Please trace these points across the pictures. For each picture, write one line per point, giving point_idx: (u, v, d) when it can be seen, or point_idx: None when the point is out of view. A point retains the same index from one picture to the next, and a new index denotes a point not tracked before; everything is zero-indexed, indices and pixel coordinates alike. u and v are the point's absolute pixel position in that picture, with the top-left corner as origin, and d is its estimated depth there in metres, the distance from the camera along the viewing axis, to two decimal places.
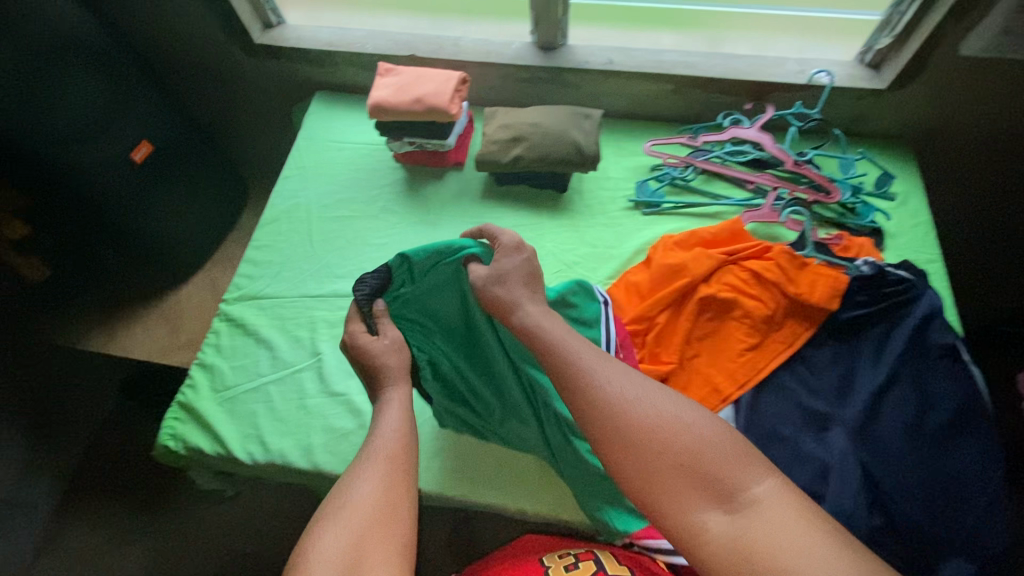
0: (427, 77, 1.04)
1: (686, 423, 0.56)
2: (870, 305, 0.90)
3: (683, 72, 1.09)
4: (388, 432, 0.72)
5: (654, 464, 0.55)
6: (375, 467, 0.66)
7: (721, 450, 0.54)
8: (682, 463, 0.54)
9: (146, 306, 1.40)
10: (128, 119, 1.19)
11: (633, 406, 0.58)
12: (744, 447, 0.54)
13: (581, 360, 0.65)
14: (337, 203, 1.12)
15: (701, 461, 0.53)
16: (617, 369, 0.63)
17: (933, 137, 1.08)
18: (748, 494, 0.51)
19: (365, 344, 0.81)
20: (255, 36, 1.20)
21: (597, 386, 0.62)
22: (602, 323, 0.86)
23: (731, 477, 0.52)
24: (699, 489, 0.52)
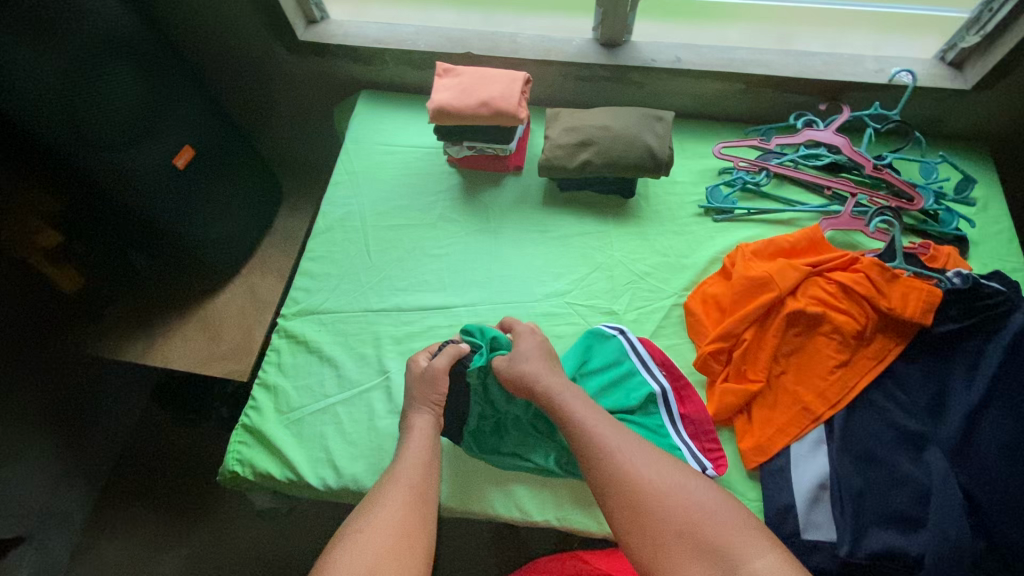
0: (491, 77, 0.99)
1: (693, 493, 0.66)
2: (962, 319, 0.86)
3: (757, 70, 1.04)
4: (413, 461, 0.77)
5: (657, 526, 0.64)
6: (399, 495, 0.72)
7: (719, 519, 0.64)
8: (683, 529, 0.63)
9: (180, 314, 1.34)
10: (170, 122, 1.13)
11: (647, 473, 0.68)
12: (745, 524, 0.64)
13: (596, 430, 0.74)
14: (392, 210, 1.08)
15: (701, 529, 0.63)
16: (632, 442, 0.72)
17: (1012, 138, 1.05)
18: (747, 562, 0.59)
19: (413, 367, 0.87)
20: (299, 33, 1.16)
21: (610, 454, 0.71)
22: (630, 354, 0.89)
23: (730, 545, 0.61)
24: (697, 553, 0.62)
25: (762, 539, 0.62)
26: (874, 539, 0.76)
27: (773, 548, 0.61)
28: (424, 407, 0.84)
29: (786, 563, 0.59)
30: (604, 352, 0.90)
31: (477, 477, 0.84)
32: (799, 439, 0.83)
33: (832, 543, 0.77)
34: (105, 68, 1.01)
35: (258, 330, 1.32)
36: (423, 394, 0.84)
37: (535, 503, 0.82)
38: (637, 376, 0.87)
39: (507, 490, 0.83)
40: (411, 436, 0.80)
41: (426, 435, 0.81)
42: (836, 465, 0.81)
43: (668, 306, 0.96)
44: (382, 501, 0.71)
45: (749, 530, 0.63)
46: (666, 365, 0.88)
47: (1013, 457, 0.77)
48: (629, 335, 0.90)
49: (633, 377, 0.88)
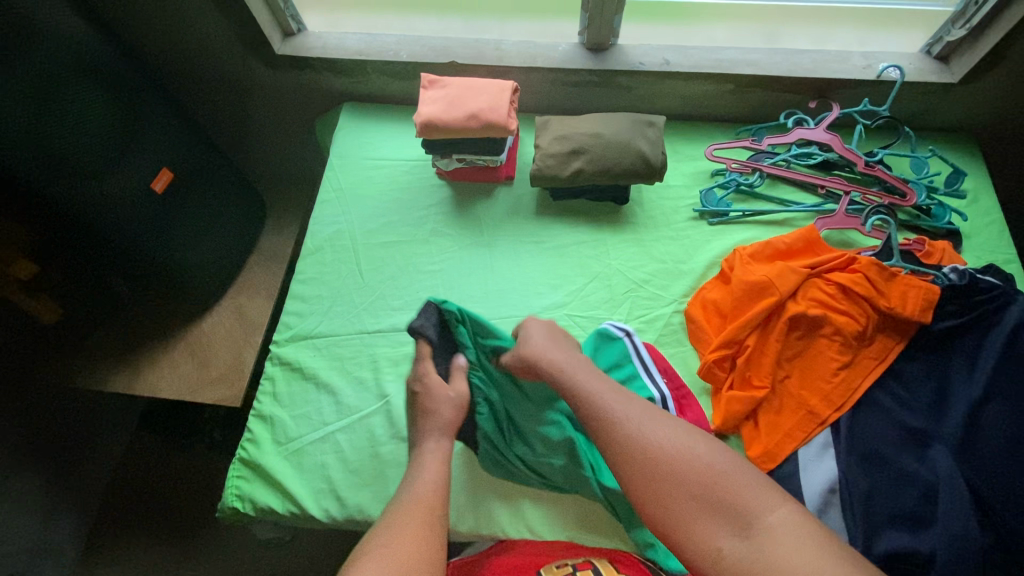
0: (478, 88, 0.96)
1: (702, 454, 0.62)
2: (961, 315, 0.86)
3: (745, 71, 1.03)
4: (428, 477, 0.73)
5: (671, 492, 0.60)
6: (414, 514, 0.66)
7: (731, 478, 0.60)
8: (698, 491, 0.59)
9: (168, 340, 1.31)
10: (146, 146, 1.09)
11: (654, 439, 0.64)
12: (760, 481, 0.60)
13: (603, 401, 0.70)
14: (382, 226, 1.05)
15: (714, 488, 0.59)
16: (640, 410, 0.68)
17: (998, 128, 1.05)
18: (762, 519, 0.56)
19: (434, 387, 0.83)
20: (276, 47, 1.12)
21: (616, 424, 0.67)
22: (634, 356, 0.88)
23: (746, 504, 0.58)
24: (713, 515, 0.58)
25: (777, 493, 0.59)
26: (887, 541, 0.75)
27: (785, 501, 0.58)
28: (445, 433, 0.80)
29: (802, 518, 0.56)
30: (611, 353, 0.89)
31: (485, 497, 0.83)
32: (806, 443, 0.83)
33: None
34: (71, 94, 0.96)
35: (249, 354, 1.28)
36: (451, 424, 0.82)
37: (547, 520, 0.81)
38: (638, 379, 0.86)
39: (515, 508, 0.82)
40: (420, 463, 0.76)
41: (437, 460, 0.76)
42: (845, 469, 0.80)
43: (668, 313, 0.95)
44: (396, 521, 0.65)
45: (763, 485, 0.59)
46: (669, 372, 0.87)
47: (1018, 451, 0.77)
48: (636, 339, 0.89)
49: (634, 380, 0.87)
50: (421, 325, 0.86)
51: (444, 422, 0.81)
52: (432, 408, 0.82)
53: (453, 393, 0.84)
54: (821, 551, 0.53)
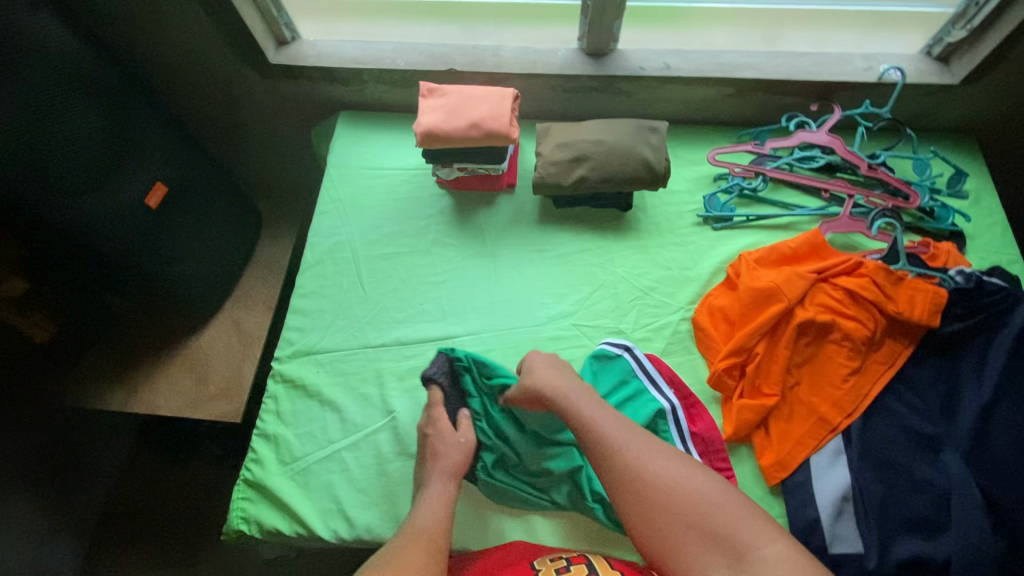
0: (478, 97, 0.95)
1: (698, 486, 0.66)
2: (968, 318, 0.86)
3: (747, 74, 1.02)
4: (430, 509, 0.75)
5: (668, 524, 0.64)
6: (416, 549, 0.68)
7: (726, 510, 0.64)
8: (694, 523, 0.64)
9: (164, 355, 1.28)
10: (138, 159, 1.07)
11: (653, 470, 0.68)
12: (751, 510, 0.64)
13: (606, 432, 0.72)
14: (383, 237, 1.03)
15: (710, 520, 0.63)
16: (639, 438, 0.71)
17: (998, 128, 1.06)
18: (753, 552, 0.60)
19: (441, 432, 0.82)
20: (270, 56, 1.10)
21: (619, 456, 0.69)
22: (637, 371, 0.88)
23: (738, 537, 0.62)
24: (709, 545, 0.62)
25: (768, 525, 0.63)
26: (900, 548, 0.75)
27: (777, 536, 0.61)
28: (450, 476, 0.79)
29: (793, 553, 0.60)
30: (614, 372, 0.88)
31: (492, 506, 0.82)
32: (817, 450, 0.83)
33: (860, 555, 0.76)
34: (61, 107, 0.93)
35: (248, 367, 1.26)
36: (458, 469, 0.80)
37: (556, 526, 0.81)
38: (646, 393, 0.86)
39: (524, 516, 0.81)
40: (420, 497, 0.77)
41: (438, 494, 0.77)
42: (858, 476, 0.80)
43: (675, 321, 0.94)
44: (398, 555, 0.67)
45: (755, 518, 0.63)
46: (675, 380, 0.87)
47: None
48: (637, 352, 0.89)
49: (642, 395, 0.86)
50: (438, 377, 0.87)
51: (452, 465, 0.80)
52: (440, 450, 0.81)
53: (463, 438, 0.84)
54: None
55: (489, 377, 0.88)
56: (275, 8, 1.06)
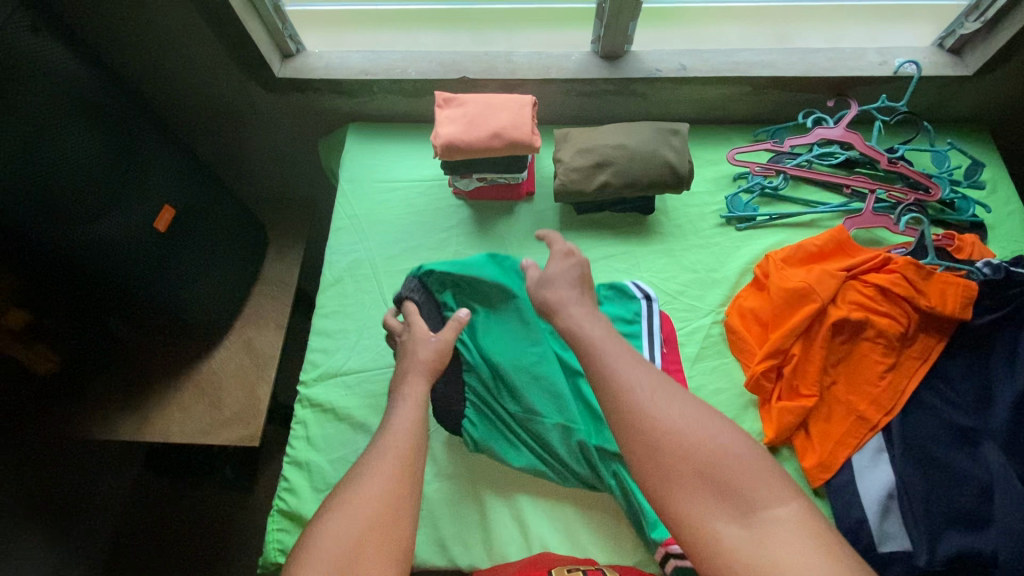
0: (497, 105, 0.93)
1: (713, 436, 0.59)
2: (998, 309, 0.86)
3: (763, 72, 1.01)
4: (406, 420, 0.69)
5: (676, 467, 0.57)
6: (385, 468, 0.62)
7: (739, 462, 0.57)
8: (702, 470, 0.56)
9: (174, 381, 1.24)
10: (145, 181, 1.03)
11: (664, 413, 0.60)
12: (769, 470, 0.56)
13: (614, 363, 0.66)
14: (402, 252, 1.01)
15: (720, 472, 0.56)
16: (655, 380, 0.64)
17: (1009, 116, 1.07)
18: (764, 511, 0.53)
19: (416, 329, 0.82)
20: (276, 70, 1.07)
21: (627, 389, 0.63)
22: (642, 319, 0.91)
23: (750, 492, 0.54)
24: (717, 498, 0.55)
25: (785, 486, 0.55)
26: (948, 543, 0.75)
27: (790, 498, 0.54)
28: (422, 373, 0.77)
29: (804, 517, 0.53)
30: (623, 310, 0.92)
31: (536, 525, 0.79)
32: (859, 449, 0.82)
33: (909, 552, 0.76)
34: (63, 133, 0.89)
35: (263, 389, 1.23)
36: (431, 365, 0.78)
37: (603, 541, 0.78)
38: (637, 340, 0.89)
39: (569, 532, 0.79)
40: (399, 404, 0.72)
41: (415, 400, 0.73)
42: (900, 473, 0.79)
43: (706, 324, 0.93)
44: (367, 477, 0.61)
45: (770, 471, 0.56)
46: (668, 341, 0.91)
47: None
48: (652, 303, 0.91)
49: (633, 340, 0.90)
50: (415, 296, 0.89)
51: (427, 364, 0.78)
52: (412, 348, 0.80)
53: (436, 337, 0.81)
54: (816, 553, 0.50)
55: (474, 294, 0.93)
56: (280, 21, 1.04)
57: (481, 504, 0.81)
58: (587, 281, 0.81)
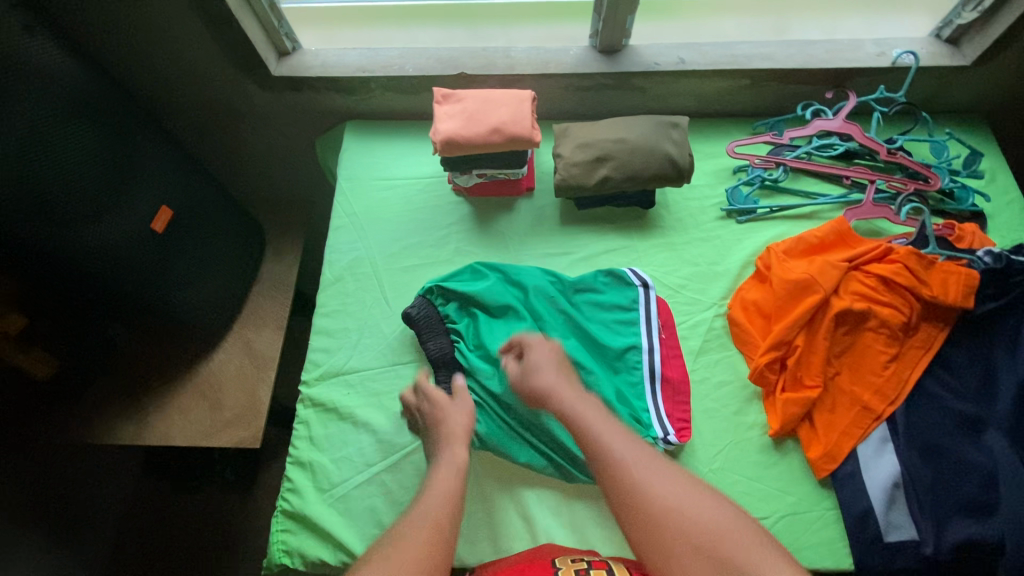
0: (496, 100, 0.93)
1: (707, 514, 0.61)
2: (999, 298, 0.86)
3: (762, 65, 1.01)
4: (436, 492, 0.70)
5: (674, 545, 0.59)
6: (413, 539, 0.63)
7: (735, 538, 0.59)
8: (698, 544, 0.59)
9: (173, 383, 1.23)
10: (142, 181, 1.02)
11: (658, 494, 0.63)
12: (764, 544, 0.58)
13: (609, 444, 0.68)
14: (402, 249, 1.01)
15: (717, 548, 0.58)
16: (650, 461, 0.67)
17: (1006, 106, 1.07)
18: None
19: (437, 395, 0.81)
20: (272, 68, 1.06)
21: (624, 471, 0.66)
22: (640, 305, 0.91)
23: (747, 565, 0.56)
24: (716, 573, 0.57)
25: (782, 559, 0.57)
26: (955, 532, 0.75)
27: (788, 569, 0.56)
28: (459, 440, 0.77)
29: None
30: (619, 297, 0.93)
31: (543, 520, 0.79)
32: (864, 439, 0.82)
33: (916, 542, 0.75)
34: (58, 134, 0.88)
35: (263, 391, 1.22)
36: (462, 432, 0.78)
37: (610, 535, 0.78)
38: (635, 327, 0.90)
39: (576, 526, 0.79)
40: (434, 473, 0.73)
41: (450, 467, 0.74)
42: (905, 462, 0.79)
43: (708, 317, 0.93)
44: (393, 546, 0.62)
45: (766, 547, 0.58)
46: (667, 327, 0.91)
47: None
48: (651, 291, 0.92)
49: (632, 327, 0.91)
50: (416, 309, 0.91)
51: (460, 432, 0.78)
52: (441, 415, 0.80)
53: (459, 402, 0.82)
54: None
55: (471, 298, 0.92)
56: (275, 18, 1.03)
57: (486, 501, 0.81)
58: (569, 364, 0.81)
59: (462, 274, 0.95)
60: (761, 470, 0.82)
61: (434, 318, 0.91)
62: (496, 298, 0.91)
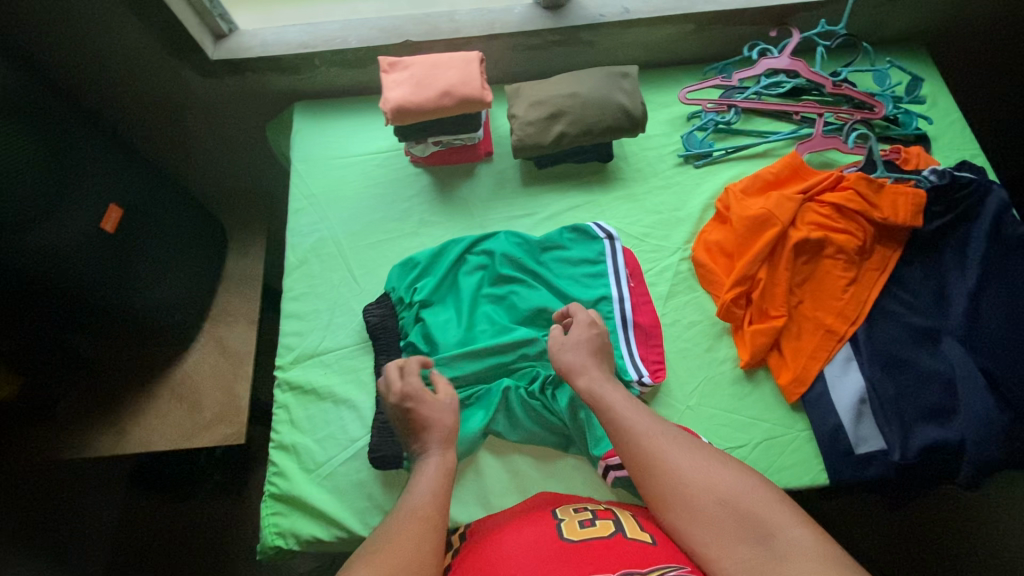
0: (444, 64, 0.92)
1: (727, 471, 0.64)
2: (947, 214, 0.89)
3: (704, 8, 1.02)
4: (425, 489, 0.67)
5: (698, 497, 0.62)
6: (409, 523, 0.62)
7: (752, 492, 0.61)
8: (723, 498, 0.61)
9: (147, 389, 1.20)
10: (88, 181, 0.98)
11: (676, 456, 0.66)
12: (777, 498, 0.61)
13: (630, 421, 0.71)
14: (365, 226, 0.99)
15: (739, 501, 0.61)
16: (671, 433, 0.69)
17: (939, 31, 1.10)
18: (782, 535, 0.57)
19: (417, 390, 0.76)
20: (209, 52, 1.03)
21: (648, 441, 0.68)
22: (608, 257, 0.93)
23: (768, 516, 0.59)
24: (738, 527, 0.59)
25: (794, 513, 0.59)
26: (919, 437, 0.78)
27: (801, 522, 0.58)
28: (448, 440, 0.74)
29: (819, 538, 0.56)
30: (586, 251, 0.94)
31: (528, 473, 0.81)
32: (829, 360, 0.85)
33: (884, 451, 0.79)
34: None
35: (242, 386, 1.21)
36: (447, 425, 0.75)
37: (594, 478, 0.80)
38: (605, 277, 0.92)
39: (562, 478, 0.80)
40: (419, 474, 0.70)
41: (441, 469, 0.71)
42: (870, 377, 0.83)
43: (675, 262, 0.95)
44: (392, 524, 0.62)
45: (781, 503, 0.60)
46: (636, 275, 0.92)
47: (1016, 329, 0.81)
48: (616, 242, 0.93)
49: (602, 277, 0.92)
50: (375, 316, 0.90)
51: (445, 428, 0.74)
52: (427, 417, 0.75)
53: (448, 398, 0.78)
54: (838, 569, 0.53)
55: (421, 293, 0.91)
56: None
57: (472, 461, 0.82)
58: (608, 351, 0.81)
59: (420, 265, 0.93)
60: (736, 402, 0.84)
61: (392, 328, 0.90)
62: (453, 287, 0.93)
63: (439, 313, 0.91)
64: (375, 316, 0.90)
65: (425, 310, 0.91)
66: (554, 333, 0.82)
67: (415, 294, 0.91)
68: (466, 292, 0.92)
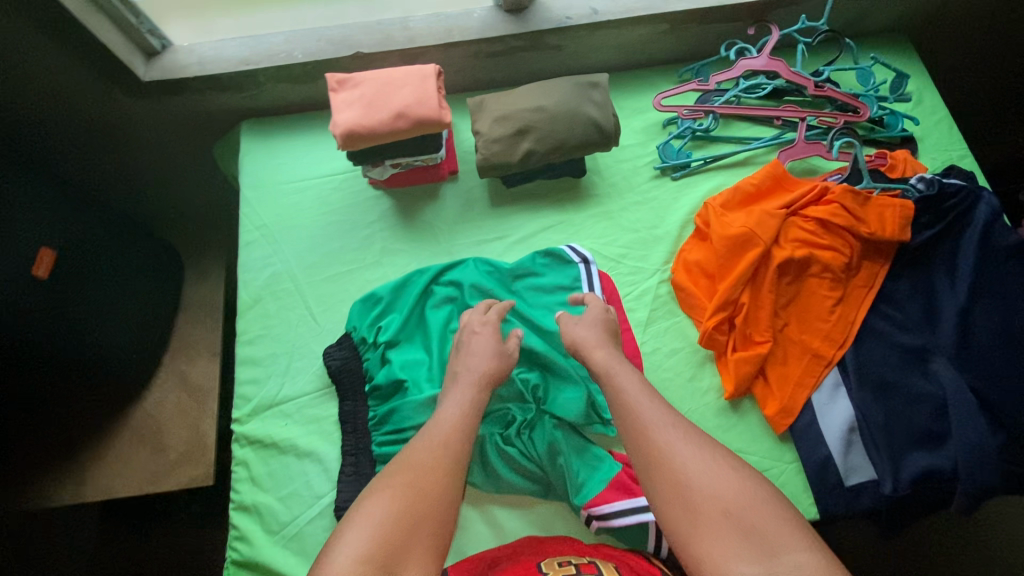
0: (397, 80, 0.84)
1: (739, 476, 0.57)
2: (936, 224, 0.85)
3: (677, 7, 0.95)
4: (447, 423, 0.67)
5: (700, 502, 0.56)
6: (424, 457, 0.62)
7: (762, 506, 0.54)
8: (728, 508, 0.54)
9: (105, 432, 1.13)
10: (16, 223, 0.89)
11: (687, 453, 0.60)
12: (789, 517, 0.54)
13: (640, 408, 0.65)
14: (323, 257, 0.93)
15: (746, 512, 0.54)
16: (685, 429, 0.62)
17: (923, 22, 1.05)
18: (785, 557, 0.50)
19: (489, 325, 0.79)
20: (141, 73, 0.94)
21: (656, 433, 0.62)
22: (583, 283, 0.87)
23: (774, 534, 0.52)
24: (739, 541, 0.52)
25: (803, 536, 0.52)
26: (911, 466, 0.75)
27: (808, 545, 0.52)
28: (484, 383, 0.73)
29: (826, 565, 0.50)
30: (560, 276, 0.89)
31: (506, 522, 0.76)
32: (816, 387, 0.81)
33: (875, 481, 0.76)
34: None
35: (208, 424, 1.14)
36: (492, 363, 0.75)
37: (575, 525, 0.76)
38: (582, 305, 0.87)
39: (541, 525, 0.76)
40: (449, 397, 0.72)
41: (470, 403, 0.70)
42: (859, 404, 0.79)
43: (654, 285, 0.90)
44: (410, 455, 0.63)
45: (792, 523, 0.53)
46: (613, 302, 0.87)
47: (1009, 346, 0.78)
48: (591, 266, 0.88)
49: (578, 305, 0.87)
50: (337, 360, 0.84)
51: (490, 367, 0.75)
52: (479, 351, 0.76)
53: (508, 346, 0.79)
54: None
55: (385, 332, 0.84)
56: (131, 13, 0.91)
57: None
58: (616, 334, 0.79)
59: (383, 301, 0.87)
60: (720, 436, 0.80)
61: (356, 370, 0.84)
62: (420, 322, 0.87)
63: (406, 352, 0.85)
64: (337, 359, 0.84)
65: (390, 350, 0.85)
66: (563, 317, 0.81)
67: (378, 334, 0.84)
68: (434, 329, 0.86)
